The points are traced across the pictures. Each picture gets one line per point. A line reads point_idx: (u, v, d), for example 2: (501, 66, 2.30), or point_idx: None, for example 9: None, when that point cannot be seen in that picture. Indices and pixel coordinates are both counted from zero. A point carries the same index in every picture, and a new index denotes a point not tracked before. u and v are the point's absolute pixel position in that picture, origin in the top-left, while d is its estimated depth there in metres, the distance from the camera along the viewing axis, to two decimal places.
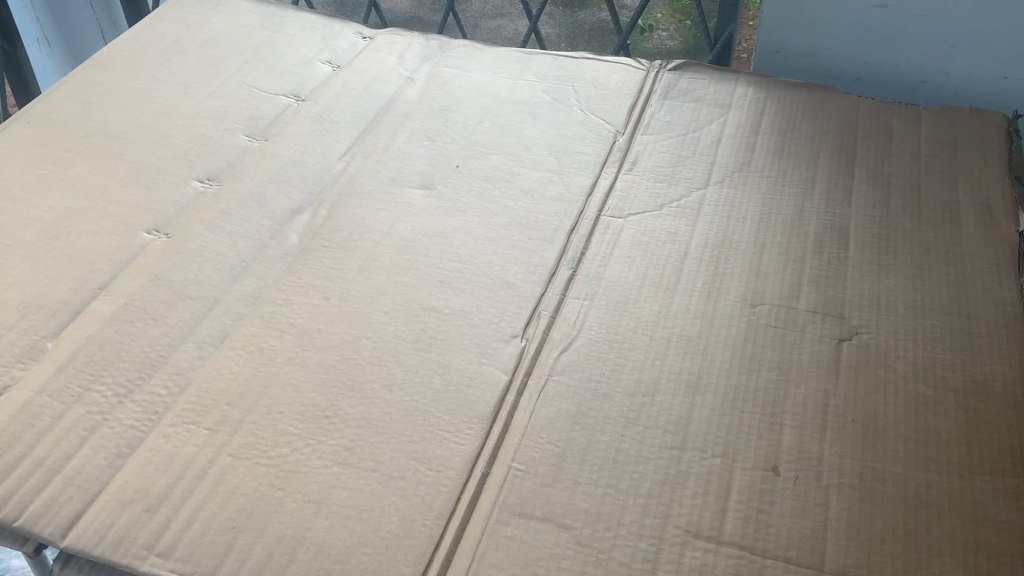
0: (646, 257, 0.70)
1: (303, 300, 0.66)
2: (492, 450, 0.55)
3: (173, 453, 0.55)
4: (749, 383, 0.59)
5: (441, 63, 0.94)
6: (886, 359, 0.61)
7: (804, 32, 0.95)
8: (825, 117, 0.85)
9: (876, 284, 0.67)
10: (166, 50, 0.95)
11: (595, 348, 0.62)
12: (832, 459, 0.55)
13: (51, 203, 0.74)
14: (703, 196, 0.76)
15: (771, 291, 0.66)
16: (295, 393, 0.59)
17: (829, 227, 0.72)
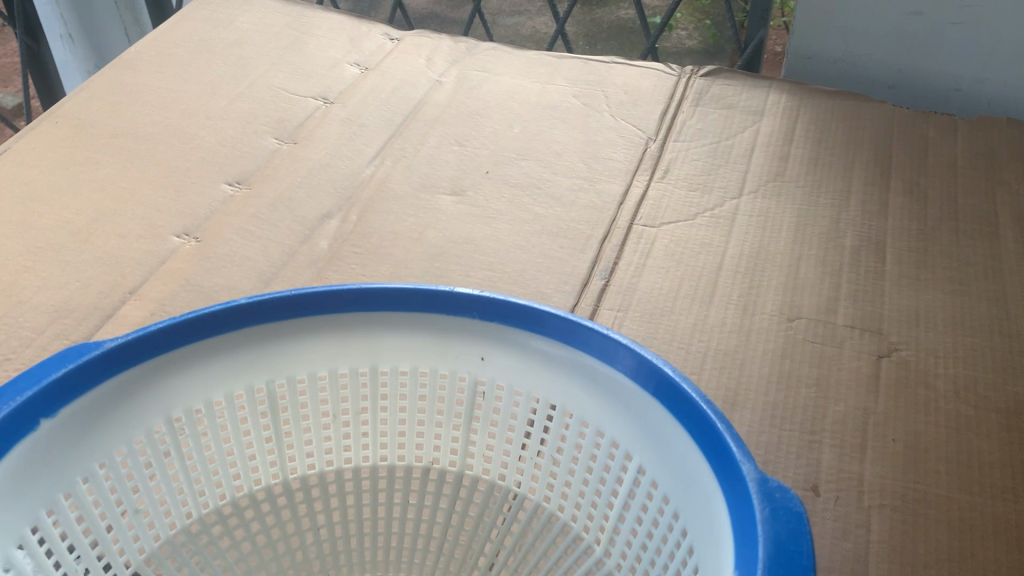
0: (680, 268, 0.69)
1: None
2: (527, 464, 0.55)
3: None
4: (788, 399, 0.58)
5: (469, 66, 0.93)
6: (926, 377, 0.60)
7: (837, 40, 0.94)
8: (860, 126, 0.83)
9: (915, 299, 0.66)
10: (193, 50, 0.95)
11: None
12: (873, 479, 0.54)
13: (80, 205, 0.74)
14: (737, 206, 0.75)
15: (808, 305, 0.65)
16: None
17: (865, 240, 0.71)
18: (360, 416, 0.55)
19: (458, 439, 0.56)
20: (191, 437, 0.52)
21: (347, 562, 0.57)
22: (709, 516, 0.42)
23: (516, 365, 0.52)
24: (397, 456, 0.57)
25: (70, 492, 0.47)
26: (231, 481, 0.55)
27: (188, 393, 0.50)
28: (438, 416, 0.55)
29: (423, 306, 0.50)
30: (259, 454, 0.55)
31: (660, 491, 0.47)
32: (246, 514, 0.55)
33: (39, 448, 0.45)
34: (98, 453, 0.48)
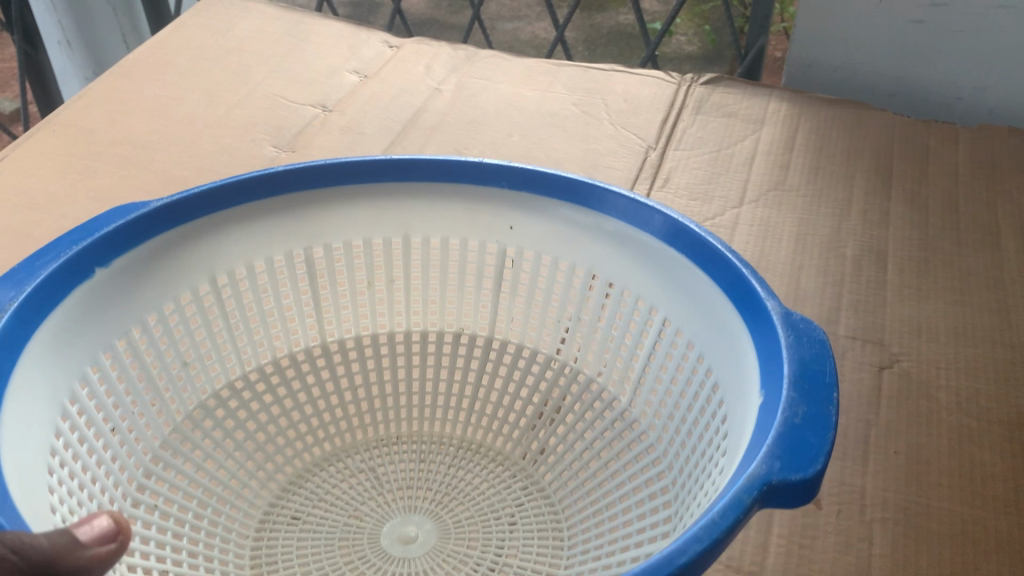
0: None
1: None
2: None
3: None
4: None
5: (469, 73, 0.93)
6: (928, 388, 0.60)
7: (838, 48, 0.93)
8: (861, 135, 0.83)
9: (916, 309, 0.66)
10: (191, 58, 0.94)
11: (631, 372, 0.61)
12: (875, 492, 0.53)
13: (77, 214, 0.73)
14: (738, 215, 0.75)
15: (810, 316, 0.65)
16: None
17: (866, 250, 0.71)
18: (394, 287, 0.66)
19: (489, 306, 0.67)
20: (238, 295, 0.61)
21: (381, 420, 0.67)
22: (739, 350, 0.49)
23: (545, 229, 0.60)
24: (430, 323, 0.68)
25: (125, 338, 0.55)
26: (265, 346, 0.65)
27: (242, 252, 0.59)
28: (469, 283, 0.65)
29: (458, 174, 0.59)
30: (299, 319, 0.66)
31: (675, 330, 0.56)
32: (285, 372, 0.66)
33: (101, 294, 0.53)
34: (153, 305, 0.57)
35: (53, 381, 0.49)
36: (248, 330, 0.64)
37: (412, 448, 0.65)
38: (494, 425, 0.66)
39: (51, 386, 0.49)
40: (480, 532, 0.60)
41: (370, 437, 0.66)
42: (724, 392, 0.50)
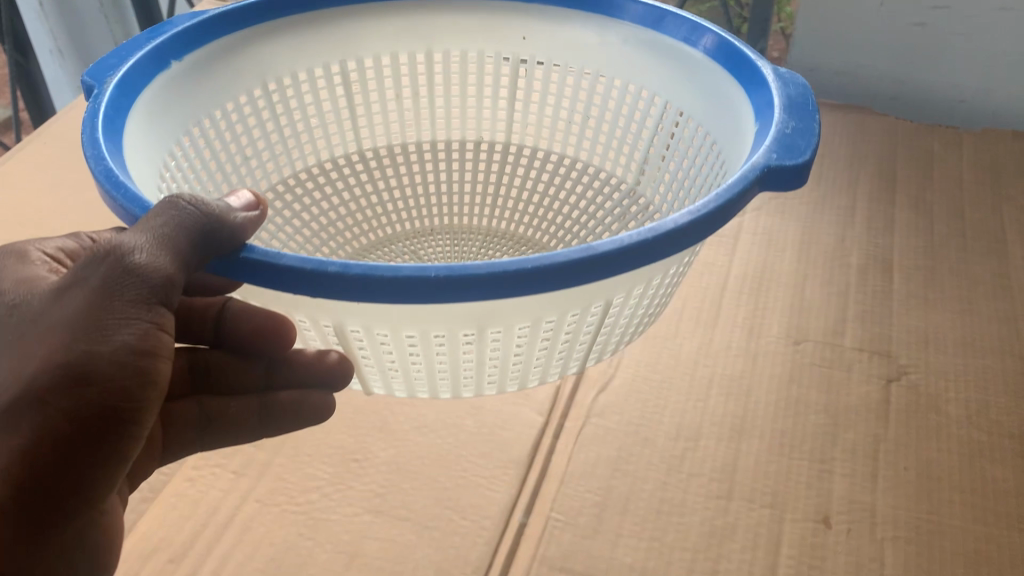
0: (684, 289, 0.67)
1: None
2: (529, 499, 0.53)
3: (199, 499, 0.54)
4: (796, 427, 0.57)
5: None
6: (938, 402, 0.58)
7: (839, 51, 0.92)
8: (864, 141, 0.82)
9: (923, 320, 0.65)
10: None
11: (634, 388, 0.60)
12: (886, 510, 0.52)
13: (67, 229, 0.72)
14: (740, 224, 0.73)
15: (815, 328, 0.64)
16: (324, 435, 0.57)
17: (871, 259, 0.70)
18: (419, 98, 0.67)
19: (504, 115, 0.68)
20: (284, 103, 0.61)
21: (420, 215, 0.68)
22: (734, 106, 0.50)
23: (554, 39, 0.61)
24: (451, 131, 0.70)
25: (196, 126, 0.54)
26: (304, 153, 0.66)
27: (286, 63, 0.60)
28: (485, 92, 0.67)
29: None
30: (338, 127, 0.67)
31: (676, 110, 0.57)
32: (319, 180, 0.66)
33: (182, 81, 0.52)
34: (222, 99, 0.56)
35: (149, 147, 0.47)
36: (295, 138, 0.64)
37: (446, 233, 0.67)
38: (518, 216, 0.67)
39: (149, 145, 0.47)
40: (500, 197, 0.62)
41: (408, 231, 0.67)
42: (720, 143, 0.51)
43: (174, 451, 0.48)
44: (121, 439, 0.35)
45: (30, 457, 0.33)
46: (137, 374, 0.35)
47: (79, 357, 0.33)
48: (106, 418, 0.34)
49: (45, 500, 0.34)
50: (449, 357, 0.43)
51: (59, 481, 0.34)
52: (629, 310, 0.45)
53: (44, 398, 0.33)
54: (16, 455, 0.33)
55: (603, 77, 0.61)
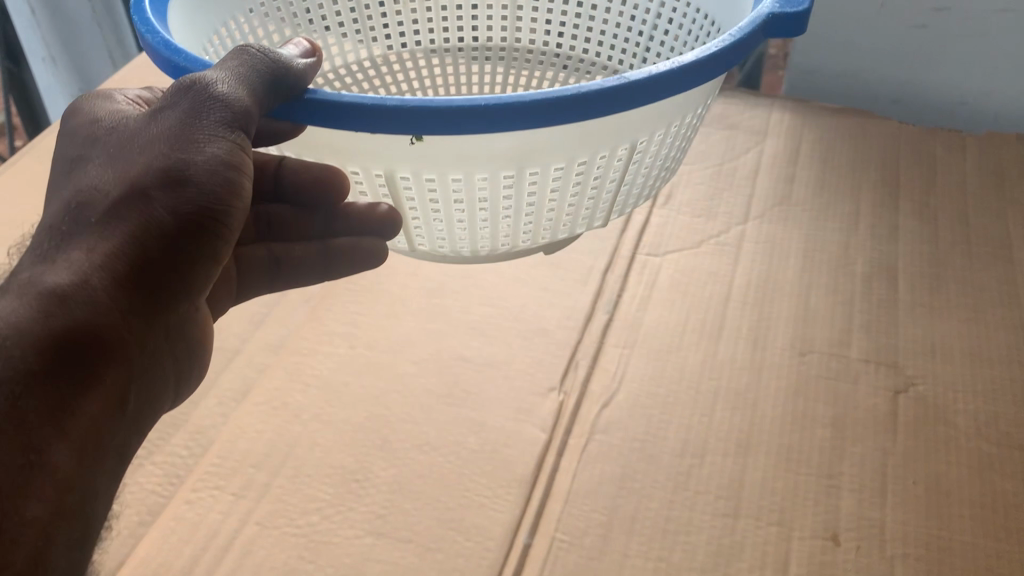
0: (687, 299, 0.67)
1: (329, 350, 0.63)
2: (533, 519, 0.52)
3: (198, 522, 0.53)
4: (803, 441, 0.56)
5: None
6: (946, 414, 0.58)
7: (839, 53, 0.91)
8: (867, 145, 0.81)
9: (930, 328, 0.64)
10: None
11: (638, 403, 0.59)
12: (895, 526, 0.51)
13: None
14: (743, 231, 0.73)
15: (821, 338, 0.63)
16: (324, 455, 0.56)
17: (876, 266, 0.69)
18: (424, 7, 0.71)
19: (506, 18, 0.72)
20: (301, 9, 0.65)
21: None
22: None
23: None
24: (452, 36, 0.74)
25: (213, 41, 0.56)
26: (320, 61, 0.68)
27: None
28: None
29: None
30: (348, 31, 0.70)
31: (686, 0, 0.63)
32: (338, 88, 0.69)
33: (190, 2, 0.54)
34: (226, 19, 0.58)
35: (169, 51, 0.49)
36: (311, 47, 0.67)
37: None
38: None
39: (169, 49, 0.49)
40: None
41: None
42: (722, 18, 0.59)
43: (247, 292, 0.57)
44: (210, 242, 0.42)
45: (150, 233, 0.40)
46: (229, 207, 0.42)
47: (177, 161, 0.40)
48: (201, 216, 0.41)
49: (151, 286, 0.41)
50: (491, 205, 0.50)
51: (162, 263, 0.41)
52: (647, 156, 0.52)
53: (150, 193, 0.40)
54: (139, 228, 0.40)
55: None
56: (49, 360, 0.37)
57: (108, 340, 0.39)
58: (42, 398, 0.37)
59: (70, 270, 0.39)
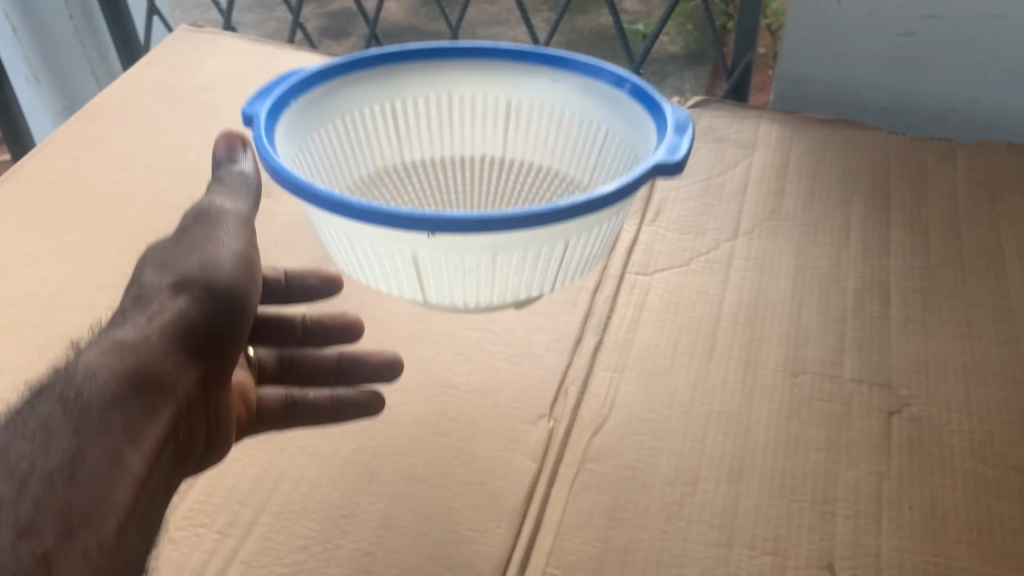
0: (678, 319, 0.66)
1: (315, 379, 0.63)
2: (523, 553, 0.51)
3: (182, 562, 0.52)
4: (797, 466, 0.55)
5: None
6: (941, 434, 0.57)
7: (827, 62, 0.91)
8: (855, 158, 0.81)
9: (923, 345, 0.63)
10: (161, 99, 0.91)
11: (628, 429, 0.58)
12: (891, 554, 0.50)
13: (45, 274, 0.71)
14: (732, 249, 0.72)
15: (812, 357, 0.62)
16: (310, 489, 0.55)
17: (868, 282, 0.68)
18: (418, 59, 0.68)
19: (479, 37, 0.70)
20: None
21: None
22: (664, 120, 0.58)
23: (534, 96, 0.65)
24: None
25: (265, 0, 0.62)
26: None
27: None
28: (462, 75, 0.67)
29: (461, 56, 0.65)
30: None
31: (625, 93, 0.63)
32: None
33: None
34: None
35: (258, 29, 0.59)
36: None
37: None
38: None
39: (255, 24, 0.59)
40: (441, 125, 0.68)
41: None
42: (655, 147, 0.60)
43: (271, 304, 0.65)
44: (234, 329, 0.50)
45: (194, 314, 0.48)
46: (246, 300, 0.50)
47: (206, 272, 0.49)
48: (225, 322, 0.49)
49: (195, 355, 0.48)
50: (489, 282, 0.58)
51: (203, 341, 0.48)
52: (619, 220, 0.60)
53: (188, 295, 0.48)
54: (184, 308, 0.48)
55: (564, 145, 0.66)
56: (126, 377, 0.43)
57: (170, 361, 0.46)
58: (123, 414, 0.43)
59: (135, 330, 0.46)
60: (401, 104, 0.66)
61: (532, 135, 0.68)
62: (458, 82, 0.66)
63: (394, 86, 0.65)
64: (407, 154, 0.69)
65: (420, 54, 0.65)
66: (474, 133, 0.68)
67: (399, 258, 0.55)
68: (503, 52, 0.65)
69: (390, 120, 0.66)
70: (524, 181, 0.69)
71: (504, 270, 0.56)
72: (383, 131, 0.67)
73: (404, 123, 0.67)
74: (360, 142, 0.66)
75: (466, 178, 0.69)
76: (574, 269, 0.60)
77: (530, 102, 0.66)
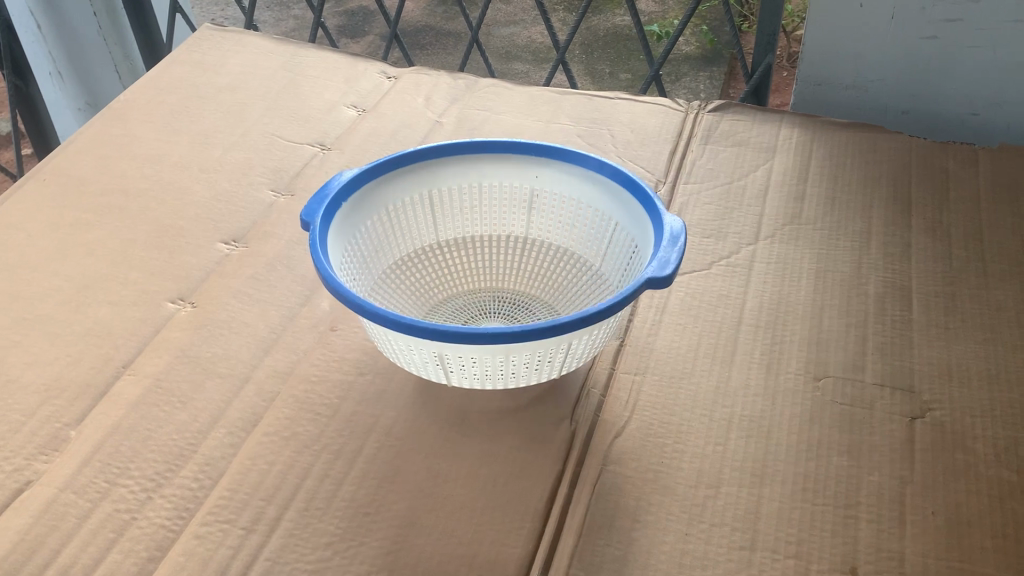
0: (699, 322, 0.66)
1: (338, 379, 0.63)
2: (547, 553, 0.51)
3: (208, 558, 0.52)
4: (819, 471, 0.55)
5: (468, 104, 0.90)
6: (964, 440, 0.57)
7: (847, 66, 0.91)
8: (876, 161, 0.81)
9: (946, 350, 0.63)
10: (184, 97, 0.92)
11: (650, 432, 0.58)
12: (915, 559, 0.50)
13: (70, 270, 0.71)
14: (754, 252, 0.72)
15: (834, 361, 0.62)
16: (334, 488, 0.56)
17: (889, 286, 0.68)
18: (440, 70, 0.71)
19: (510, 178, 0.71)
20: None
21: None
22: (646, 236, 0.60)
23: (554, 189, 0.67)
24: None
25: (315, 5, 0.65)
26: None
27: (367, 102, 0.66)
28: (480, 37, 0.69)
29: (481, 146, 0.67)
30: None
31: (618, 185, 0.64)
32: None
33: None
34: None
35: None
36: None
37: None
38: None
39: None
40: (471, 199, 0.69)
41: None
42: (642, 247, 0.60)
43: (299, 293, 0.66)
44: None
45: None
46: None
47: None
48: None
49: None
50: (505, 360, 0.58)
51: None
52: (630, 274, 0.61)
53: None
54: None
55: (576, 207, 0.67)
56: None
57: None
58: None
59: None
60: (434, 195, 0.68)
61: (553, 222, 0.69)
62: (486, 165, 0.67)
63: (430, 174, 0.67)
64: (437, 238, 0.71)
65: (443, 149, 0.66)
66: (499, 211, 0.70)
67: (427, 358, 0.55)
68: (526, 147, 0.66)
69: (424, 208, 0.69)
70: (544, 275, 0.71)
71: (517, 367, 0.56)
72: (417, 220, 0.69)
73: (435, 208, 0.69)
74: (396, 236, 0.68)
75: (490, 257, 0.72)
76: (564, 362, 0.57)
77: (553, 193, 0.68)
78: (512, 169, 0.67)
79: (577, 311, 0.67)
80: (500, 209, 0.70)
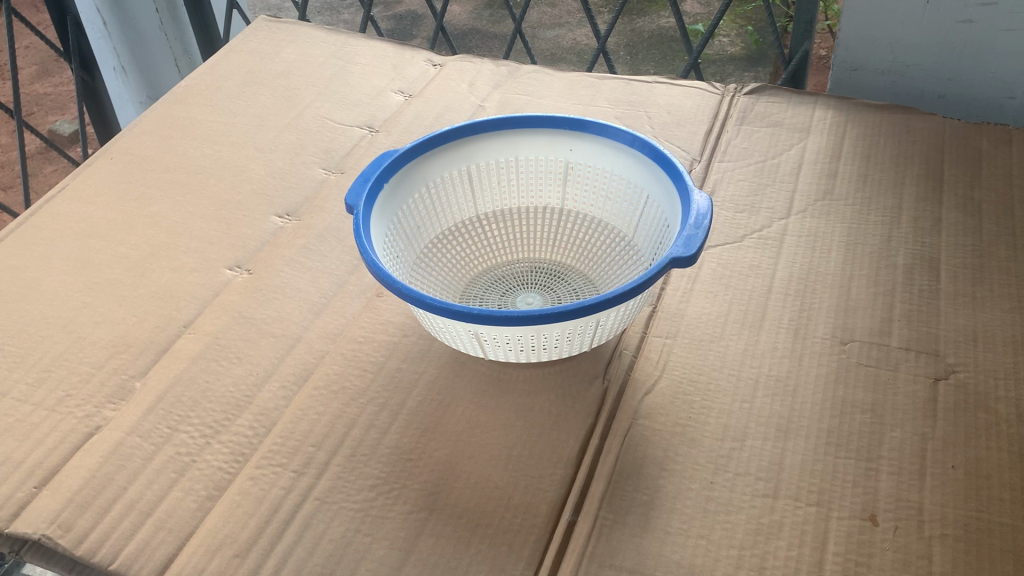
0: (730, 291, 0.68)
1: (383, 339, 0.67)
2: (578, 498, 0.54)
3: (262, 496, 0.56)
4: (842, 426, 0.57)
5: (511, 90, 0.94)
6: (986, 401, 0.58)
7: (884, 51, 0.92)
8: (910, 141, 0.82)
9: (971, 318, 0.64)
10: (241, 83, 0.97)
11: (679, 390, 0.61)
12: (934, 508, 0.52)
13: (136, 239, 0.76)
14: (786, 226, 0.74)
15: (861, 327, 0.64)
16: (378, 437, 0.59)
17: (918, 259, 0.70)
18: None
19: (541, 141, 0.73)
20: None
21: None
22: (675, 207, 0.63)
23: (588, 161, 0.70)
24: None
25: None
26: None
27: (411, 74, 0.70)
28: None
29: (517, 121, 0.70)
30: None
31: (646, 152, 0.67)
32: None
33: None
34: None
35: None
36: None
37: None
38: None
39: None
40: (508, 173, 0.72)
41: None
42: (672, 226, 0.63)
43: None
44: None
45: None
46: None
47: None
48: None
49: None
50: None
51: None
52: None
53: None
54: None
55: (608, 175, 0.70)
56: None
57: None
58: None
59: None
60: (473, 171, 0.71)
61: (587, 194, 0.72)
62: (522, 140, 0.70)
63: (468, 151, 0.70)
64: (476, 209, 0.74)
65: (480, 127, 0.69)
66: (535, 184, 0.73)
67: (462, 334, 0.59)
68: (560, 121, 0.69)
69: (462, 183, 0.71)
70: (580, 245, 0.74)
71: (549, 344, 0.59)
72: (456, 195, 0.72)
73: (475, 183, 0.72)
74: (437, 211, 0.71)
75: (527, 227, 0.75)
76: (594, 337, 0.60)
77: (586, 166, 0.71)
78: (546, 143, 0.70)
79: (610, 280, 0.70)
80: (537, 182, 0.73)
